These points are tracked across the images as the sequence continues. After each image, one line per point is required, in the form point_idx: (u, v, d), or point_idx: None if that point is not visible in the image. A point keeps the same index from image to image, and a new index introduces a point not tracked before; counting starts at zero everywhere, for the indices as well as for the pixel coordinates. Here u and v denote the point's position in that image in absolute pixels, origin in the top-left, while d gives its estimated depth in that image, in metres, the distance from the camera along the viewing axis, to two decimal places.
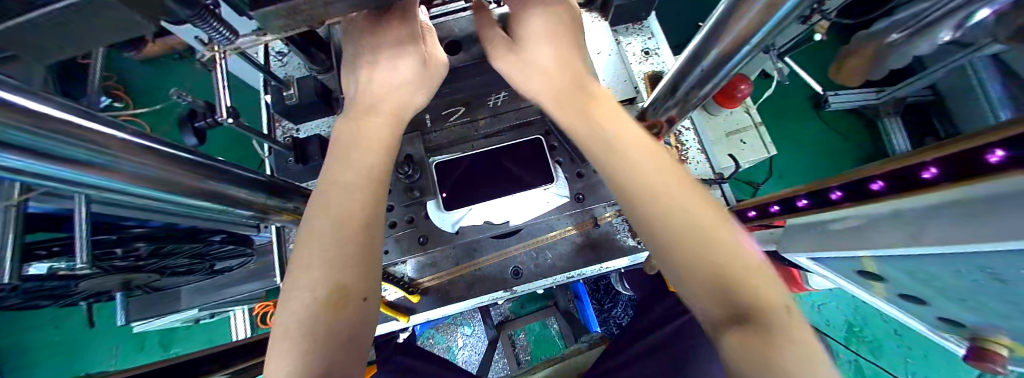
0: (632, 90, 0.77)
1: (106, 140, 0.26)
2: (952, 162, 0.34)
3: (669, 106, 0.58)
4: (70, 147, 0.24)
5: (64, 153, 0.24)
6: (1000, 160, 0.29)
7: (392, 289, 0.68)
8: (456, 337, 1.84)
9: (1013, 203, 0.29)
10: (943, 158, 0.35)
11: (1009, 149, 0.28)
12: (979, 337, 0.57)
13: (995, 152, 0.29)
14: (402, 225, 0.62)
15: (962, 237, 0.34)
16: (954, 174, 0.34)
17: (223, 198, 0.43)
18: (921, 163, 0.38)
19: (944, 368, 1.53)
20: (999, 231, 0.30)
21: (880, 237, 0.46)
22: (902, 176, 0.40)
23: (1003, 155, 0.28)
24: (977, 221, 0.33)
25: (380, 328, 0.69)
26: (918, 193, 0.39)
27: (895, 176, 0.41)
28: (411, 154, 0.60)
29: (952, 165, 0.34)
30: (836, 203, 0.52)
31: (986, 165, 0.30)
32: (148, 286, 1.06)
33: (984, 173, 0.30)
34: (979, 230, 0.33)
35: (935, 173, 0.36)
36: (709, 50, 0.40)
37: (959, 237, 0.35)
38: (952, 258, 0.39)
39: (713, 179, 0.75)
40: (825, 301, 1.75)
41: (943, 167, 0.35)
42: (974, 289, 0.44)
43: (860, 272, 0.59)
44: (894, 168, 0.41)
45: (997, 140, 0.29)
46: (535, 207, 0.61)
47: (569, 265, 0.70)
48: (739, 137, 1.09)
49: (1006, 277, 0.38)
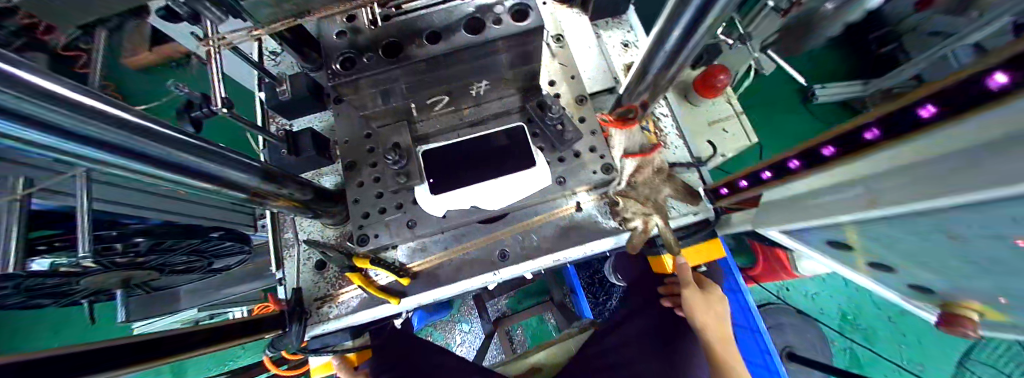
0: (612, 80, 0.81)
1: (113, 120, 0.28)
2: (893, 120, 0.37)
3: (641, 91, 0.62)
4: (86, 125, 0.26)
5: (76, 130, 0.26)
6: (929, 115, 0.33)
7: (384, 273, 0.71)
8: (455, 334, 1.86)
9: (958, 161, 0.32)
10: (881, 118, 0.38)
11: (933, 104, 0.32)
12: (948, 303, 0.60)
13: (926, 107, 0.33)
14: (392, 211, 0.65)
15: (919, 195, 0.37)
16: (895, 132, 0.37)
17: (219, 180, 0.45)
18: (863, 126, 0.41)
19: (934, 353, 1.61)
20: (942, 186, 0.34)
21: (839, 203, 0.49)
22: (848, 138, 0.43)
23: (933, 110, 0.32)
24: (925, 178, 0.37)
25: (374, 311, 0.71)
26: (863, 154, 0.42)
27: (843, 137, 0.44)
28: (397, 141, 0.62)
29: (895, 124, 0.37)
30: (795, 172, 0.54)
31: (918, 121, 0.34)
32: (150, 285, 1.08)
33: (917, 129, 0.34)
34: (925, 186, 0.36)
35: (875, 133, 0.40)
36: (670, 32, 0.44)
37: (916, 195, 0.37)
38: (908, 218, 0.42)
39: (690, 163, 0.80)
40: (818, 291, 1.73)
41: (886, 127, 0.38)
42: (929, 249, 0.47)
43: (830, 242, 0.62)
44: (841, 130, 0.44)
45: (926, 95, 0.33)
46: (518, 189, 0.64)
47: (555, 248, 0.73)
48: (721, 126, 1.11)
49: (953, 231, 0.41)
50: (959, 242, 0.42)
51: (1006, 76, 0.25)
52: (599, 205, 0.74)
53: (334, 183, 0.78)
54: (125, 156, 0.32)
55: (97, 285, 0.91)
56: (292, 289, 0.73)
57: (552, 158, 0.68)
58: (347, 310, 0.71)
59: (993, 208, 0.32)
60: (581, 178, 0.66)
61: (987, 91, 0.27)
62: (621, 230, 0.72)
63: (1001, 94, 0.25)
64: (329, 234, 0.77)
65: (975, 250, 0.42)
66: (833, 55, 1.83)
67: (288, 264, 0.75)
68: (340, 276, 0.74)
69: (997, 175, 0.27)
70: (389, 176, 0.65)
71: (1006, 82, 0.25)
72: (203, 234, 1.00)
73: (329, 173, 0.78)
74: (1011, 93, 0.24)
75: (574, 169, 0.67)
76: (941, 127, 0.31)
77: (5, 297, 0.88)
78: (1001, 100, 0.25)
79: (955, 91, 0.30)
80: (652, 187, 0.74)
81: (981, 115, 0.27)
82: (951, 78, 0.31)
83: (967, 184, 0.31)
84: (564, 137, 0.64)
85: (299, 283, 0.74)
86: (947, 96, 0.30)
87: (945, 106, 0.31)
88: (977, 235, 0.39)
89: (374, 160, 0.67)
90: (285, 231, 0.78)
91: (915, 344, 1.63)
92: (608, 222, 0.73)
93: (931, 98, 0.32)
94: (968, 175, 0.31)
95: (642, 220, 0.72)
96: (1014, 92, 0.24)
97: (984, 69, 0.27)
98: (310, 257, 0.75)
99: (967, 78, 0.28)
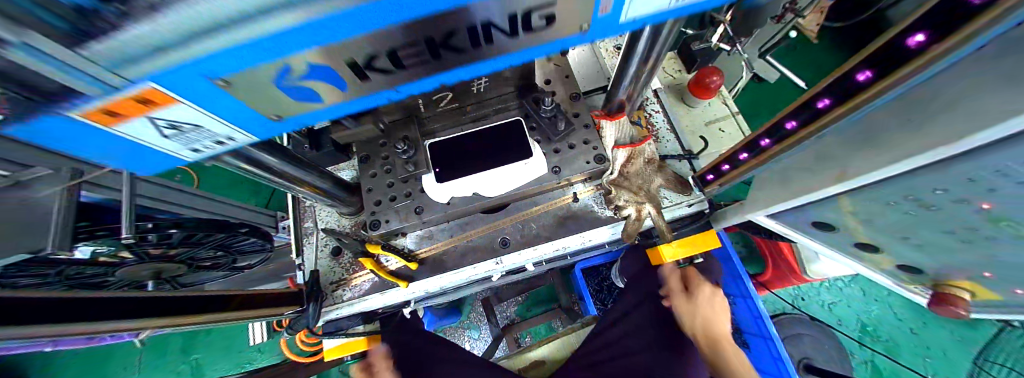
0: (604, 80, 0.88)
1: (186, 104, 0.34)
2: (841, 88, 0.41)
3: (624, 86, 0.68)
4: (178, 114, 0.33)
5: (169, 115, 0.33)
6: (867, 79, 0.38)
7: (393, 259, 0.76)
8: (464, 341, 1.80)
9: (922, 119, 0.35)
10: (829, 87, 0.43)
11: (875, 67, 0.37)
12: (940, 283, 0.60)
13: (863, 72, 0.38)
14: (401, 199, 0.72)
15: (888, 158, 0.39)
16: (845, 98, 0.41)
17: (249, 159, 0.51)
18: (815, 97, 0.45)
19: (963, 365, 1.49)
20: (908, 144, 0.36)
21: (814, 180, 0.51)
22: (804, 111, 0.48)
23: (870, 74, 0.37)
24: (890, 141, 0.39)
25: (383, 295, 0.76)
26: (819, 122, 0.45)
27: (798, 112, 0.49)
28: (407, 134, 0.70)
29: (845, 91, 0.41)
30: (766, 149, 0.58)
31: (858, 86, 0.39)
32: (178, 281, 1.15)
33: (860, 94, 0.39)
34: (893, 149, 0.39)
35: (826, 102, 0.44)
36: (643, 29, 0.50)
37: (884, 159, 0.40)
38: (877, 189, 0.45)
39: (681, 154, 0.85)
40: (836, 300, 1.63)
41: (836, 96, 0.42)
42: (906, 222, 0.49)
43: (815, 224, 0.64)
44: (796, 105, 0.49)
45: (862, 62, 0.38)
46: (516, 178, 0.69)
47: (553, 236, 0.77)
48: (717, 126, 1.14)
49: (927, 201, 0.43)
50: (931, 211, 0.45)
51: (924, 35, 0.31)
52: (594, 196, 0.79)
53: (352, 177, 0.85)
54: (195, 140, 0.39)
55: (132, 276, 0.99)
56: (308, 272, 0.79)
57: (548, 150, 0.73)
58: (360, 293, 0.77)
59: (952, 166, 0.35)
60: (575, 167, 0.72)
61: (906, 52, 0.33)
62: (615, 219, 0.76)
63: (920, 51, 0.32)
64: (345, 223, 0.84)
65: (953, 219, 0.44)
66: (836, 60, 1.85)
67: (306, 250, 0.82)
68: (353, 262, 0.80)
69: (960, 125, 0.30)
70: (399, 166, 0.72)
71: (923, 40, 0.31)
72: (231, 229, 1.04)
73: (346, 168, 0.85)
74: (935, 47, 0.30)
75: (569, 159, 0.72)
76: (882, 87, 0.36)
77: (53, 285, 0.97)
78: (930, 54, 0.31)
79: (891, 52, 0.35)
80: (644, 177, 0.79)
81: (916, 72, 0.32)
82: (877, 45, 0.36)
83: (932, 140, 0.33)
84: (557, 128, 0.71)
85: (316, 268, 0.80)
86: (885, 55, 0.35)
87: (885, 67, 0.36)
88: (951, 202, 0.42)
89: (385, 153, 0.74)
90: (305, 221, 0.86)
91: (942, 356, 1.51)
92: (603, 211, 0.78)
93: (868, 63, 0.37)
94: (935, 126, 0.33)
95: (635, 208, 0.75)
96: (940, 47, 0.30)
97: (899, 34, 0.33)
98: (327, 243, 0.82)
99: (886, 44, 0.35)
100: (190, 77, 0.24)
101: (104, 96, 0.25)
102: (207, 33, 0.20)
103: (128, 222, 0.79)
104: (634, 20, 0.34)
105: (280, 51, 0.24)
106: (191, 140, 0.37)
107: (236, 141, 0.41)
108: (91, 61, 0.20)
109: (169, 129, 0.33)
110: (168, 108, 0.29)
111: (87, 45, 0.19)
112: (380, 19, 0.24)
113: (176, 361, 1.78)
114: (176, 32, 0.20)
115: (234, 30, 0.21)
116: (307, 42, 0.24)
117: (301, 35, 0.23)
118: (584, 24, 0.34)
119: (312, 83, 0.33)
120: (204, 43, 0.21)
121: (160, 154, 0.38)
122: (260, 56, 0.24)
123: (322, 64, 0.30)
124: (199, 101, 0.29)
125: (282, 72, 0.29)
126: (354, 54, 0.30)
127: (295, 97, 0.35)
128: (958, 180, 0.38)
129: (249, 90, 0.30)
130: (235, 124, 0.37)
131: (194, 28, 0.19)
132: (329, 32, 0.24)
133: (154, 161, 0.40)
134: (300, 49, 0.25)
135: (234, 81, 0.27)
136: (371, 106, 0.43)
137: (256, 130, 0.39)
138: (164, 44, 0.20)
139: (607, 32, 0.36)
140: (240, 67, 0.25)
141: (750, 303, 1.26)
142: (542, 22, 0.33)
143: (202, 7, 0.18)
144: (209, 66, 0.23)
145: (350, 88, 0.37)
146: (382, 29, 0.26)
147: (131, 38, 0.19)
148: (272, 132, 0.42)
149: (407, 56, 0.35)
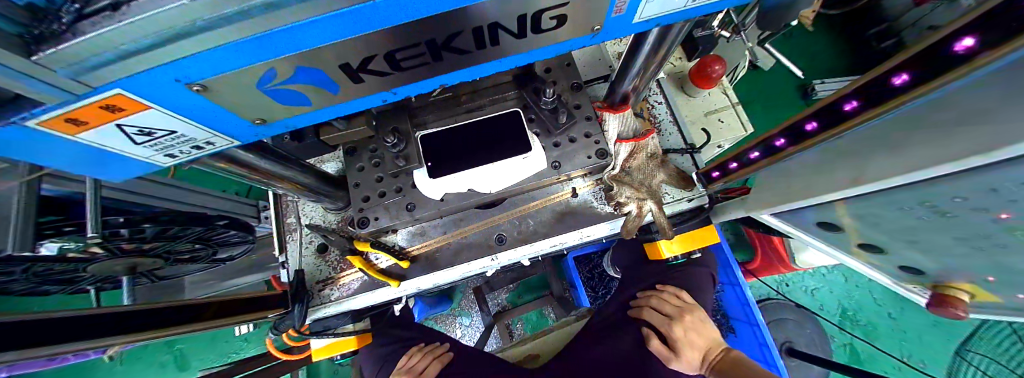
0: (605, 68, 0.84)
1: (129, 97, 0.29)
2: (872, 92, 0.39)
3: (631, 79, 0.64)
4: (111, 105, 0.28)
5: (96, 102, 0.27)
6: (903, 82, 0.36)
7: (383, 257, 0.73)
8: (455, 328, 1.81)
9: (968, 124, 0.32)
10: (859, 90, 0.41)
11: (910, 72, 0.35)
12: (940, 283, 0.63)
13: (900, 75, 0.36)
14: (391, 194, 0.68)
15: (918, 164, 0.37)
16: (874, 103, 0.39)
17: (216, 153, 0.47)
18: (842, 98, 0.43)
19: (935, 347, 1.58)
20: (947, 152, 0.34)
21: (826, 181, 0.50)
22: (830, 110, 0.45)
23: (906, 77, 0.35)
24: (918, 150, 0.37)
25: (374, 294, 0.74)
26: (844, 127, 0.43)
27: (824, 110, 0.46)
28: (397, 126, 0.65)
29: (874, 96, 0.39)
30: (781, 150, 0.56)
31: (893, 90, 0.37)
32: (156, 275, 1.08)
33: (893, 99, 0.37)
34: (924, 159, 0.36)
35: (855, 104, 0.42)
36: None
37: (914, 166, 0.38)
38: (895, 194, 0.44)
39: (683, 149, 0.83)
40: (818, 285, 1.69)
41: (865, 98, 0.40)
42: (916, 226, 0.49)
43: (821, 224, 0.64)
44: (820, 105, 0.47)
45: (897, 65, 0.36)
46: (514, 174, 0.66)
47: (551, 233, 0.74)
48: (716, 117, 1.10)
49: (946, 207, 0.42)
50: (944, 218, 0.44)
51: (973, 39, 0.28)
52: (592, 191, 0.77)
53: (336, 169, 0.82)
54: (145, 128, 0.34)
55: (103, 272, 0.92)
56: (293, 270, 0.75)
57: (547, 143, 0.70)
58: (348, 292, 0.74)
59: (983, 175, 0.34)
60: (576, 162, 0.69)
61: (954, 56, 0.30)
62: (615, 216, 0.74)
63: (967, 57, 0.29)
64: (331, 219, 0.80)
65: (966, 225, 0.44)
66: (829, 50, 1.83)
67: (290, 248, 0.78)
68: (342, 260, 0.76)
69: (995, 137, 0.29)
70: (389, 159, 0.68)
71: (972, 44, 0.28)
72: (209, 222, 0.98)
73: (330, 160, 0.82)
74: (978, 55, 0.28)
75: (569, 154, 0.69)
76: (916, 93, 0.34)
77: (16, 283, 0.90)
78: (976, 61, 0.28)
79: (944, 50, 0.31)
80: (646, 172, 0.77)
81: (956, 80, 0.30)
82: (916, 46, 0.34)
83: (958, 150, 0.33)
84: (558, 121, 0.68)
85: (302, 267, 0.76)
86: (924, 59, 0.33)
87: (921, 72, 0.34)
88: (969, 209, 0.41)
89: (373, 145, 0.71)
90: (288, 216, 0.81)
91: (916, 339, 1.60)
92: (603, 207, 0.76)
93: (906, 67, 0.35)
94: (978, 135, 0.31)
95: (636, 205, 0.73)
96: (986, 56, 0.27)
97: (946, 36, 0.31)
98: (313, 240, 0.78)
99: (928, 46, 0.33)
100: (160, 80, 0.27)
101: (66, 106, 0.26)
102: (182, 38, 0.23)
103: (91, 217, 0.71)
104: (645, 21, 0.39)
105: (258, 55, 0.27)
106: (164, 146, 0.39)
107: (215, 146, 0.44)
108: (47, 68, 0.22)
109: (140, 136, 0.35)
110: (139, 113, 0.31)
111: (44, 49, 0.21)
112: (344, 30, 0.27)
113: (160, 351, 1.74)
114: (148, 38, 0.22)
115: (209, 35, 0.23)
116: (276, 49, 0.27)
117: (273, 39, 0.26)
118: (596, 26, 0.37)
119: (295, 87, 0.35)
120: (181, 39, 0.23)
121: (134, 159, 0.40)
122: (236, 59, 0.27)
123: (309, 68, 0.32)
124: (168, 105, 0.31)
125: (263, 77, 0.31)
126: (347, 57, 0.32)
127: (281, 101, 0.37)
128: (980, 189, 0.36)
129: (229, 94, 0.33)
130: (212, 129, 0.39)
131: (165, 31, 0.22)
132: (307, 38, 0.27)
133: (127, 167, 0.41)
134: (278, 54, 0.28)
135: (210, 84, 0.30)
136: (365, 107, 0.45)
137: (237, 131, 0.41)
138: (138, 48, 0.22)
139: (617, 33, 0.40)
140: (217, 70, 0.28)
141: (738, 290, 1.29)
142: (551, 23, 0.35)
143: (162, 15, 0.20)
144: (180, 68, 0.26)
145: (341, 92, 0.39)
146: (359, 36, 0.29)
147: (95, 44, 0.21)
148: (251, 136, 0.44)
149: (406, 58, 0.35)
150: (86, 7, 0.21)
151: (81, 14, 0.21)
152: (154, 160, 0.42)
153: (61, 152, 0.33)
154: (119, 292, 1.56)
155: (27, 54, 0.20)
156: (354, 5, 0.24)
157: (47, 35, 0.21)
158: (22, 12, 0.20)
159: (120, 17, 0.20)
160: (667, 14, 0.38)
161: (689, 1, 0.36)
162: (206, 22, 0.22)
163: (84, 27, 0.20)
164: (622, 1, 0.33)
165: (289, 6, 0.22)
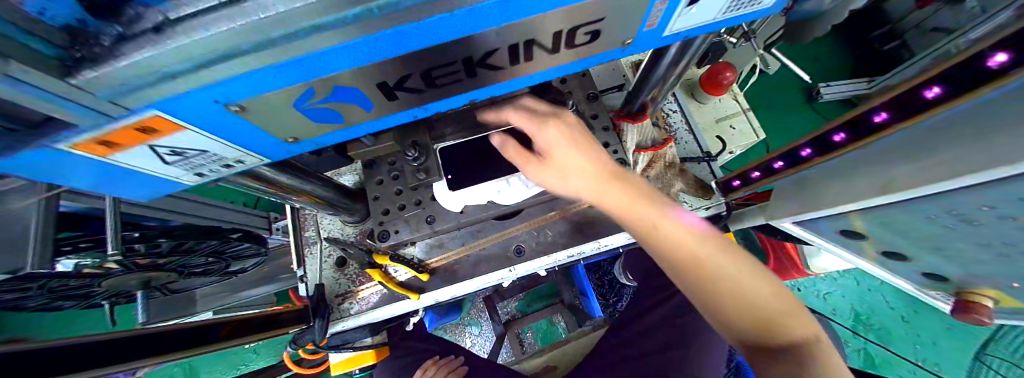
0: (620, 78, 0.85)
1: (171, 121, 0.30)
2: (905, 103, 0.44)
3: (648, 90, 0.65)
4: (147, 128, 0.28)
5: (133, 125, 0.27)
6: (934, 95, 0.41)
7: (402, 270, 0.72)
8: (465, 337, 1.79)
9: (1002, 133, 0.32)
10: (889, 103, 0.46)
11: (942, 86, 0.40)
12: (964, 290, 0.63)
13: (932, 88, 0.41)
14: (411, 207, 0.69)
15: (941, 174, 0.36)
16: (908, 115, 0.44)
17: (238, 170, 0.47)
18: (870, 111, 0.48)
19: (949, 351, 1.54)
20: (978, 159, 0.33)
21: (849, 189, 0.50)
22: (857, 122, 0.50)
23: (938, 90, 0.41)
24: (945, 157, 0.37)
25: (393, 307, 0.73)
26: (874, 136, 0.48)
27: (849, 122, 0.51)
28: (417, 139, 0.63)
29: (907, 108, 0.44)
30: (808, 159, 0.59)
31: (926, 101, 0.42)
32: (170, 288, 1.07)
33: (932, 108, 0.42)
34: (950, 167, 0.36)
35: (885, 116, 0.47)
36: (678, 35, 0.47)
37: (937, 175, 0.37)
38: (922, 204, 0.44)
39: (700, 157, 0.83)
40: (830, 290, 1.66)
41: (896, 111, 0.46)
42: (944, 234, 0.48)
43: (842, 232, 0.63)
44: (846, 117, 0.51)
45: (932, 78, 0.41)
46: (535, 184, 0.65)
47: (568, 244, 0.74)
48: (727, 123, 1.10)
49: (972, 215, 0.42)
50: (972, 227, 0.44)
51: (1007, 55, 0.34)
52: None
53: (353, 182, 0.83)
54: (177, 149, 0.34)
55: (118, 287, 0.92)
56: (312, 285, 0.75)
57: None
58: (368, 305, 0.74)
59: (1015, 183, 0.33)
60: None
61: (987, 71, 0.36)
62: None
63: None
64: (349, 232, 0.80)
65: (996, 233, 0.43)
66: (834, 54, 1.83)
67: (309, 262, 0.78)
68: (360, 273, 0.76)
69: None
70: (409, 173, 0.67)
71: (1004, 60, 0.35)
72: (223, 236, 1.03)
73: (347, 172, 0.83)
74: None
75: None
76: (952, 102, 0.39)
77: (32, 299, 0.90)
78: None
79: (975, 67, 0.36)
80: (663, 181, 0.77)
81: None
82: None
83: (989, 158, 0.32)
84: None
85: (321, 281, 0.76)
86: (955, 75, 0.39)
87: (958, 86, 0.39)
88: (998, 218, 0.40)
89: (392, 158, 0.71)
90: (306, 229, 0.82)
91: (931, 344, 1.56)
92: None
93: (939, 81, 0.40)
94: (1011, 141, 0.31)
95: None
96: None
97: None
98: (332, 253, 0.78)
99: None
100: (201, 100, 0.27)
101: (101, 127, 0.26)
102: (229, 59, 0.23)
103: (114, 235, 0.72)
104: (675, 34, 0.39)
105: (300, 75, 0.27)
106: (195, 164, 0.39)
107: (244, 164, 0.44)
108: (86, 90, 0.22)
109: (172, 155, 0.35)
110: (174, 134, 0.31)
111: (83, 72, 0.21)
112: (385, 51, 0.27)
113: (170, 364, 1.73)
114: (190, 61, 0.22)
115: (256, 56, 0.23)
116: (313, 68, 0.27)
117: (316, 60, 0.26)
118: (626, 40, 0.37)
119: (332, 105, 0.35)
120: (228, 60, 0.23)
121: (164, 178, 0.40)
122: (279, 79, 0.27)
123: (348, 87, 0.32)
124: (204, 126, 0.31)
125: (302, 95, 0.31)
126: (384, 76, 0.32)
127: (315, 119, 0.38)
128: (1007, 198, 0.36)
129: (265, 114, 0.33)
130: (242, 148, 0.39)
131: (211, 53, 0.22)
132: (341, 61, 0.27)
133: (158, 186, 0.42)
134: (325, 73, 0.28)
135: (247, 104, 0.30)
136: (395, 123, 0.46)
137: (266, 150, 0.41)
138: (181, 70, 0.22)
139: (645, 47, 0.41)
140: (258, 90, 0.28)
141: None
142: (585, 38, 0.35)
143: (209, 38, 0.20)
144: (220, 89, 0.26)
145: (374, 109, 0.39)
146: (399, 56, 0.29)
147: (141, 66, 0.21)
148: (282, 153, 0.45)
149: (441, 75, 0.36)
150: (128, 29, 0.21)
151: (122, 37, 0.21)
152: (182, 180, 0.42)
153: (95, 172, 0.33)
154: (130, 306, 1.56)
155: (63, 75, 0.21)
156: (400, 25, 0.24)
157: (88, 60, 0.21)
158: (60, 35, 0.20)
159: (163, 40, 0.20)
160: (696, 27, 0.39)
161: (721, 13, 0.36)
162: (252, 44, 0.22)
163: (125, 48, 0.21)
164: (655, 12, 0.33)
165: (335, 28, 0.23)
